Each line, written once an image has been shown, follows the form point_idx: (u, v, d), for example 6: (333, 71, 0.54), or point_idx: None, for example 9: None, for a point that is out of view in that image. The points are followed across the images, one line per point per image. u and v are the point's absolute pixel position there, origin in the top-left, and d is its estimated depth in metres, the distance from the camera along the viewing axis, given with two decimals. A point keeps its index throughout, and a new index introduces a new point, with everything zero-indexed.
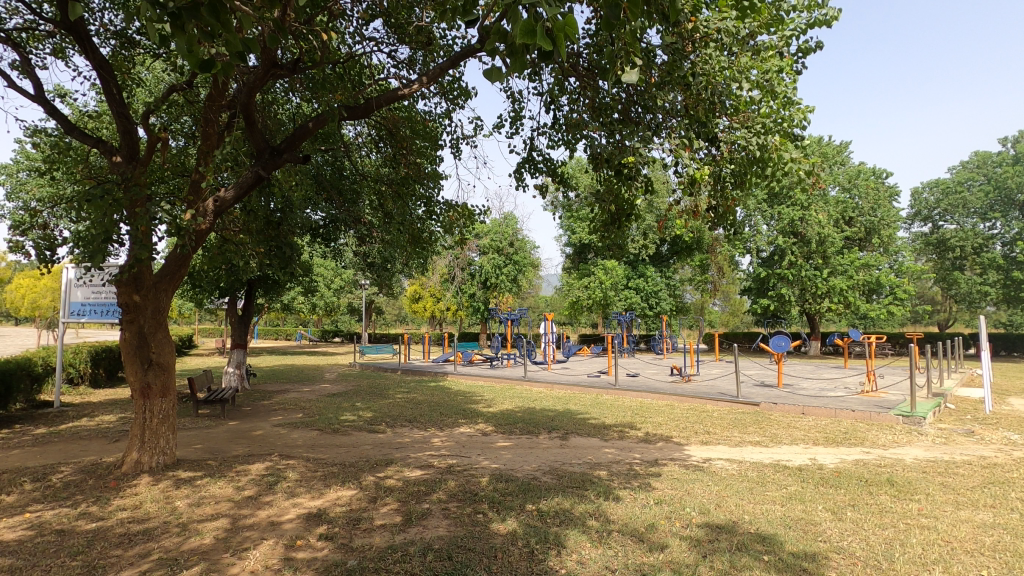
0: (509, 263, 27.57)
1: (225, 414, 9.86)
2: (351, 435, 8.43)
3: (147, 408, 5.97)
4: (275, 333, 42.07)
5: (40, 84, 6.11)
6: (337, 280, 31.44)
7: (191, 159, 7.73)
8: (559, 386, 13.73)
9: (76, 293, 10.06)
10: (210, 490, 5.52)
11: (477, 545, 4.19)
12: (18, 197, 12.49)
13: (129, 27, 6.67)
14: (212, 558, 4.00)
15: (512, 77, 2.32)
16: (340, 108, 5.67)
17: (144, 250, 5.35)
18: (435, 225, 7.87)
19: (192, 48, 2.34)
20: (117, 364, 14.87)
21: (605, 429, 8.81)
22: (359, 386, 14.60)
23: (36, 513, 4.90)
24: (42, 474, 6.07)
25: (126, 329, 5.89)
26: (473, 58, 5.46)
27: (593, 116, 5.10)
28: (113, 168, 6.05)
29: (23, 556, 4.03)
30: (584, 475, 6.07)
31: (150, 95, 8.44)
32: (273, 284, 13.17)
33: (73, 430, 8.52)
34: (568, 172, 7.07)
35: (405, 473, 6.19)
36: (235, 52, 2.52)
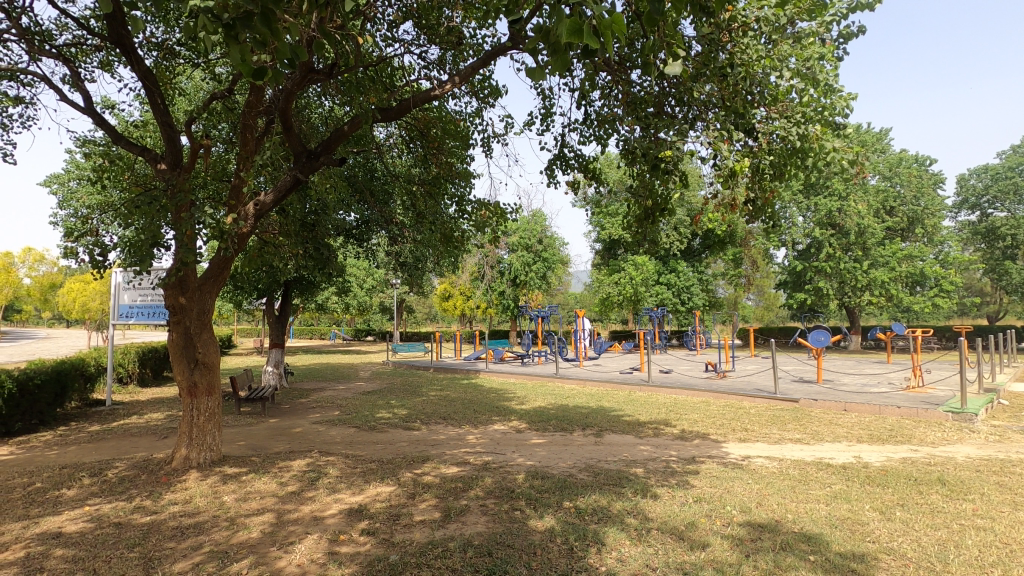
0: (538, 260, 27.52)
1: (266, 412, 10.14)
2: (387, 432, 8.58)
3: (194, 407, 6.19)
4: (310, 333, 43.18)
5: (89, 97, 6.39)
6: (369, 279, 32.00)
7: (230, 165, 7.95)
8: (592, 383, 13.69)
9: (124, 296, 10.42)
10: (255, 486, 5.69)
11: (516, 542, 4.21)
12: (70, 205, 13.11)
13: (170, 39, 6.89)
14: (260, 552, 4.12)
15: (554, 72, 2.29)
16: (374, 110, 5.73)
17: (189, 253, 5.53)
18: (466, 224, 7.87)
19: (244, 58, 2.37)
20: (163, 364, 15.43)
21: (640, 426, 8.73)
22: (392, 383, 14.82)
23: (94, 507, 5.14)
24: (99, 469, 6.36)
25: (174, 330, 6.12)
26: (504, 56, 5.46)
27: (627, 110, 5.06)
28: (158, 175, 6.25)
29: (86, 547, 4.24)
30: (620, 473, 6.03)
31: (190, 103, 8.71)
32: (308, 284, 13.46)
33: (124, 427, 8.88)
34: (599, 167, 6.99)
35: (442, 470, 6.27)
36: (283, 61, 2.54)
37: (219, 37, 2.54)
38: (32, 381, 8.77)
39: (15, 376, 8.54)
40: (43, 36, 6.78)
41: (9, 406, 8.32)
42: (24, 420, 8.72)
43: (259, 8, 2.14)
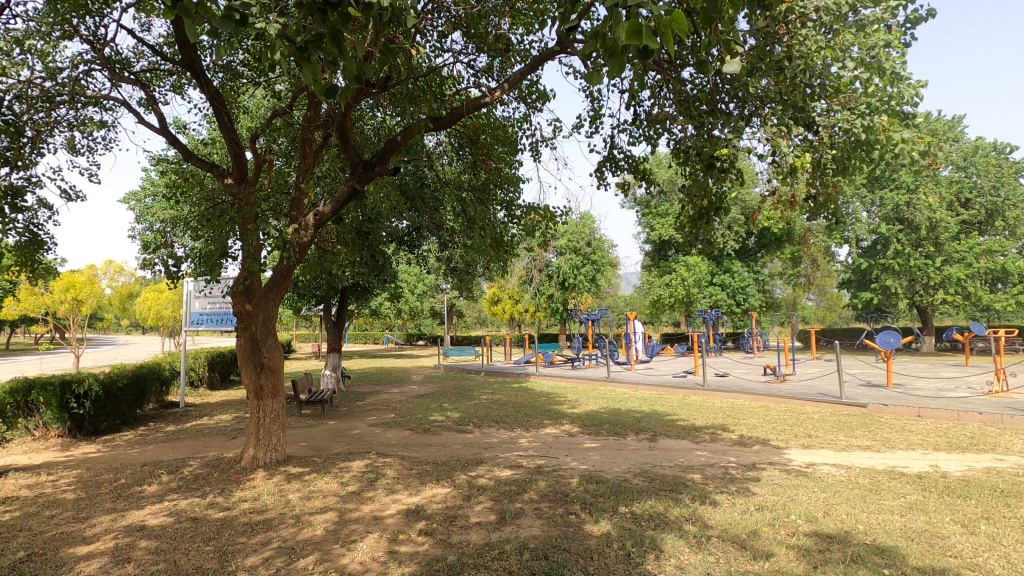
0: (587, 263, 27.37)
1: (325, 415, 10.53)
2: (441, 434, 8.72)
3: (261, 409, 6.49)
4: (364, 338, 44.59)
5: (163, 119, 6.85)
6: (420, 285, 32.74)
7: (290, 177, 8.32)
8: (644, 387, 13.43)
9: (195, 304, 11.12)
10: (318, 485, 5.92)
11: (572, 546, 4.19)
12: (147, 219, 14.03)
13: (234, 60, 7.29)
14: (324, 549, 4.28)
15: (610, 78, 2.30)
16: (426, 119, 5.87)
17: (255, 262, 5.83)
18: (516, 228, 7.93)
19: (315, 77, 2.42)
20: (229, 368, 16.25)
21: (696, 431, 8.51)
22: (445, 387, 15.05)
23: (172, 502, 5.48)
24: (175, 467, 6.77)
25: (242, 336, 6.45)
26: (552, 60, 5.48)
27: (679, 108, 4.96)
28: (226, 189, 6.59)
29: (166, 540, 4.53)
30: (676, 479, 5.90)
31: (252, 120, 9.16)
32: (363, 291, 13.86)
33: (197, 428, 9.41)
34: (649, 167, 6.90)
35: (496, 472, 6.32)
36: (354, 82, 2.62)
37: (289, 60, 2.66)
38: (116, 384, 9.42)
39: (101, 378, 9.21)
40: (122, 64, 7.32)
41: (95, 407, 8.97)
42: (109, 420, 9.38)
43: (328, 29, 2.20)
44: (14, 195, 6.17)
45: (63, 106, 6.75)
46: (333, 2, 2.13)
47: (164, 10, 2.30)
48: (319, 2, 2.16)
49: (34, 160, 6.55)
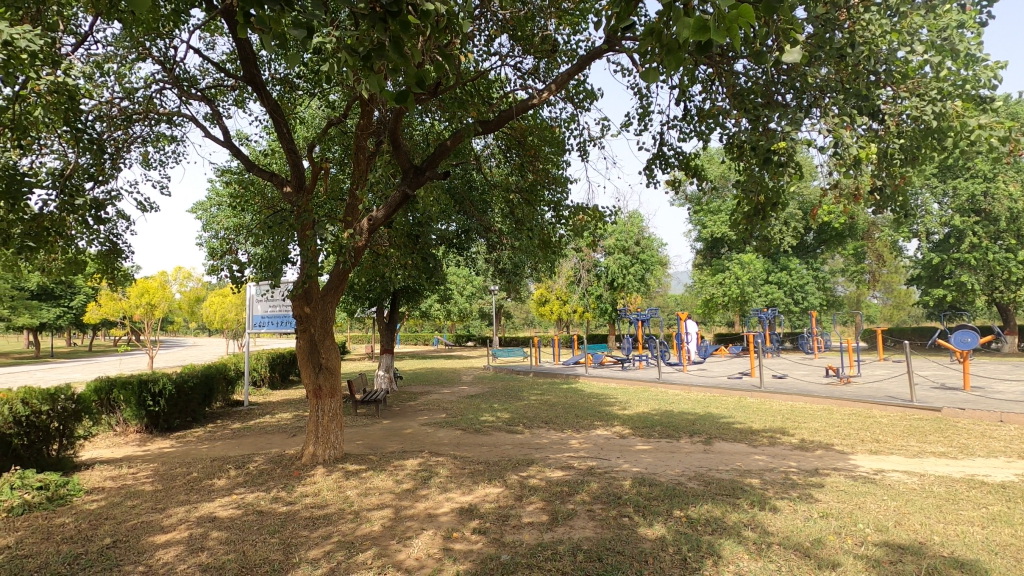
0: (636, 262, 26.98)
1: (379, 414, 10.81)
2: (492, 435, 8.80)
3: (320, 407, 6.75)
4: (415, 339, 45.54)
5: (227, 131, 7.23)
6: (469, 287, 33.17)
7: (344, 184, 8.59)
8: (697, 388, 13.08)
9: (257, 307, 11.66)
10: (374, 482, 6.09)
11: (626, 549, 4.15)
12: (213, 228, 14.84)
13: (291, 73, 7.61)
14: (382, 544, 4.41)
15: (669, 77, 2.29)
16: (475, 123, 5.94)
17: (313, 266, 6.07)
18: (564, 229, 7.93)
19: (381, 88, 2.39)
20: (289, 368, 16.93)
21: (753, 434, 8.23)
22: (494, 388, 15.17)
23: (240, 496, 5.78)
24: (242, 462, 7.13)
25: (301, 337, 6.74)
26: (600, 59, 5.45)
27: (732, 102, 4.82)
28: (285, 197, 6.89)
29: (236, 531, 4.78)
30: (733, 483, 5.73)
31: (308, 130, 9.53)
32: (414, 293, 14.16)
33: (260, 426, 9.86)
34: (700, 163, 6.74)
35: (547, 473, 6.32)
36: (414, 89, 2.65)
37: (352, 71, 2.72)
38: (187, 383, 10.02)
39: (173, 378, 9.82)
40: (190, 81, 7.78)
41: (169, 404, 9.57)
42: (181, 417, 9.99)
43: (390, 36, 2.19)
44: (97, 208, 6.65)
45: (138, 123, 7.22)
46: (393, 10, 2.14)
47: (236, 29, 2.32)
48: (380, 12, 2.18)
49: (114, 175, 7.05)
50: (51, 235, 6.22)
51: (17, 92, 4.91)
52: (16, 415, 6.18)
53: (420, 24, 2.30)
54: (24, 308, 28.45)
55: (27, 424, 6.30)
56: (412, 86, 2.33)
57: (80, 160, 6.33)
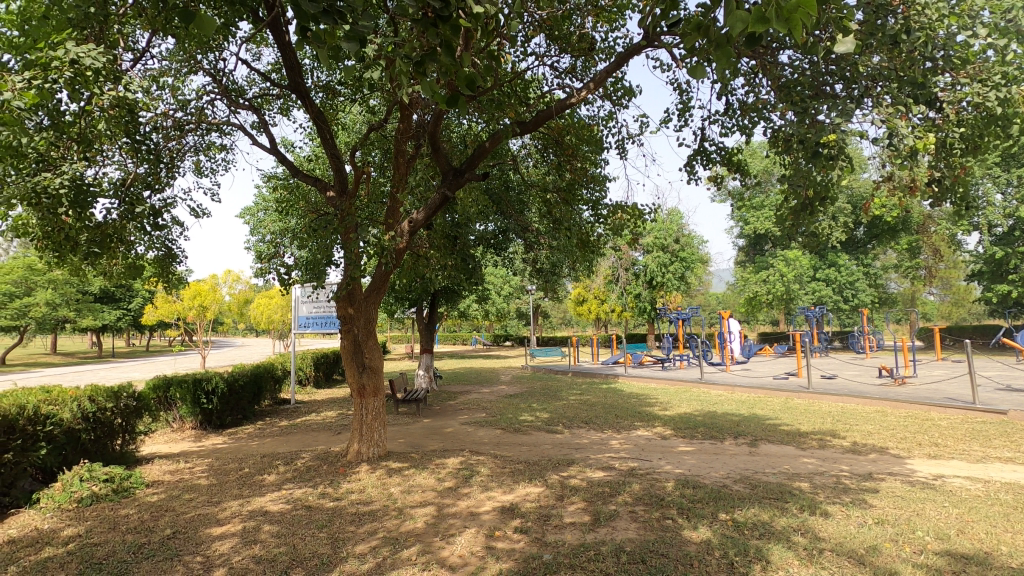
0: (675, 260, 26.56)
1: (420, 412, 10.98)
2: (531, 434, 8.80)
3: (364, 406, 6.90)
4: (454, 339, 46.08)
5: (274, 139, 7.47)
6: (506, 287, 33.32)
7: (385, 187, 8.75)
8: (741, 389, 12.76)
9: (302, 308, 12.01)
10: (417, 480, 6.20)
11: (670, 551, 4.08)
12: (261, 232, 15.37)
13: (333, 80, 7.80)
14: (425, 541, 4.49)
15: (719, 72, 2.27)
16: (513, 124, 5.96)
17: (356, 269, 6.23)
18: (602, 228, 7.88)
19: (433, 93, 2.40)
20: (333, 367, 17.39)
21: (801, 436, 7.98)
22: (532, 387, 15.19)
23: (289, 491, 5.98)
24: (290, 459, 7.37)
25: (345, 337, 6.91)
26: (639, 56, 5.38)
27: (778, 95, 4.69)
28: (329, 201, 7.07)
29: (286, 525, 4.95)
30: (781, 486, 5.56)
31: (350, 135, 9.75)
32: (453, 293, 14.32)
33: (306, 423, 10.17)
34: (744, 158, 6.57)
35: (588, 473, 6.28)
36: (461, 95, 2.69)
37: (403, 78, 2.75)
38: (238, 382, 10.44)
39: (225, 377, 10.24)
40: (238, 91, 8.08)
41: (222, 402, 9.97)
42: (233, 414, 10.40)
43: (442, 39, 2.20)
44: (154, 215, 6.99)
45: (191, 133, 7.55)
46: (444, 14, 2.15)
47: (295, 42, 2.36)
48: (431, 19, 2.20)
49: (169, 183, 7.39)
50: (114, 241, 6.57)
51: (83, 106, 5.22)
52: (85, 410, 6.44)
53: (472, 27, 2.31)
54: (89, 311, 30.12)
55: (93, 420, 6.60)
56: (463, 90, 2.34)
57: (139, 170, 6.67)
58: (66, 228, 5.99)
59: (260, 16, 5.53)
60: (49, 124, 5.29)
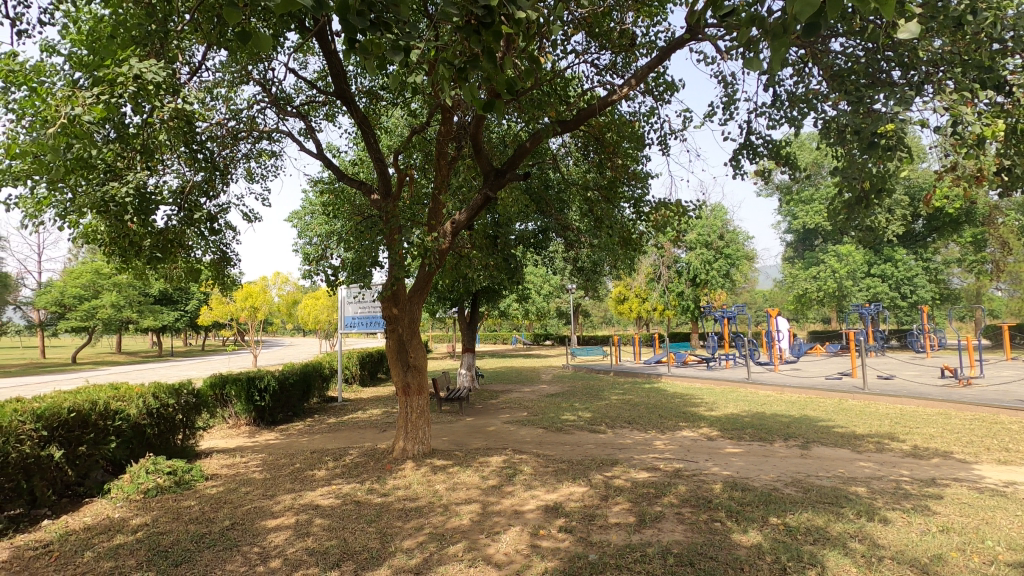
0: (720, 257, 25.96)
1: (463, 411, 11.10)
2: (574, 434, 8.76)
3: (409, 404, 7.03)
4: (494, 338, 46.36)
5: (320, 145, 7.69)
6: (546, 286, 33.32)
7: (426, 189, 8.89)
8: (791, 390, 12.33)
9: (348, 308, 12.33)
10: (461, 477, 6.28)
11: (719, 555, 4.00)
12: (308, 235, 15.84)
13: (376, 85, 7.97)
14: (471, 538, 4.55)
15: (775, 62, 2.22)
16: (554, 123, 5.95)
17: (401, 270, 6.35)
18: (645, 225, 7.77)
19: (475, 98, 2.43)
20: (377, 366, 17.77)
21: (856, 439, 7.66)
22: (574, 387, 15.09)
23: (338, 486, 6.16)
24: (339, 455, 7.59)
25: (390, 337, 7.06)
26: (682, 50, 5.29)
27: (830, 85, 4.52)
28: (373, 204, 7.22)
29: (337, 519, 5.11)
30: (836, 491, 5.36)
31: (392, 139, 9.95)
32: (494, 293, 14.40)
33: (353, 421, 10.45)
34: (792, 151, 6.36)
35: (632, 474, 6.22)
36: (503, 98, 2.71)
37: (445, 84, 2.79)
38: (288, 380, 10.83)
39: (276, 375, 10.65)
40: (287, 99, 8.36)
41: (273, 400, 10.35)
42: (284, 411, 10.79)
43: (485, 45, 2.22)
44: (210, 220, 7.32)
45: (243, 141, 7.86)
46: (486, 20, 2.18)
47: (345, 53, 2.44)
48: (474, 25, 2.24)
49: (224, 190, 7.72)
50: (174, 247, 6.93)
51: (146, 119, 5.52)
52: (150, 406, 6.81)
53: (514, 32, 2.33)
54: (150, 312, 31.69)
55: (157, 415, 6.97)
56: (504, 93, 2.36)
57: (196, 179, 6.99)
58: (132, 234, 6.36)
59: (307, 26, 5.70)
60: (115, 137, 5.62)
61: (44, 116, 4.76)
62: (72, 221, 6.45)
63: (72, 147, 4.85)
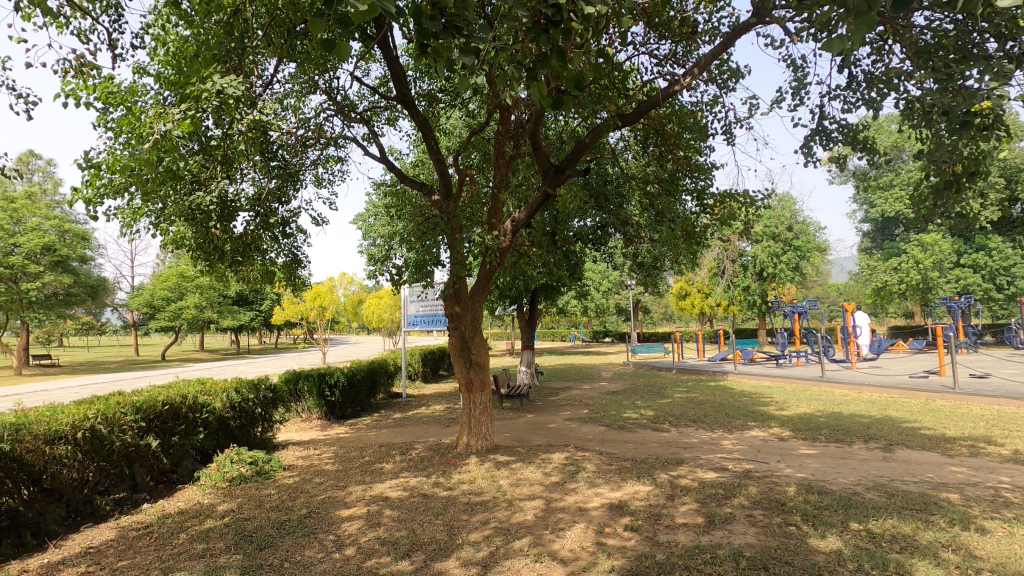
0: (789, 250, 24.82)
1: (523, 408, 11.17)
2: (636, 432, 8.62)
3: (472, 400, 7.16)
4: (553, 335, 46.35)
5: (384, 148, 7.95)
6: (605, 282, 32.95)
7: (485, 188, 8.99)
8: (870, 389, 11.63)
9: (411, 307, 12.69)
10: (524, 474, 6.33)
11: (795, 559, 3.84)
12: (371, 236, 16.41)
13: (435, 88, 8.13)
14: (536, 533, 4.58)
15: (857, 42, 2.13)
16: (615, 117, 5.89)
17: (463, 269, 6.47)
18: (709, 218, 7.54)
19: (542, 95, 2.43)
20: (439, 363, 18.16)
21: (947, 442, 7.13)
22: (635, 384, 14.84)
23: (405, 479, 6.36)
24: (405, 449, 7.84)
25: (453, 335, 7.22)
26: (748, 34, 5.09)
27: (915, 63, 4.22)
28: (435, 205, 7.36)
29: (405, 510, 5.28)
30: (925, 497, 5.00)
31: (451, 140, 10.13)
32: (553, 290, 14.39)
33: (417, 416, 10.75)
34: (870, 134, 5.99)
35: (699, 474, 6.05)
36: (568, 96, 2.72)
37: (508, 85, 2.82)
38: (355, 376, 11.31)
39: (345, 372, 11.13)
40: (351, 106, 8.68)
41: (342, 395, 10.84)
42: (352, 406, 11.28)
43: (553, 44, 2.24)
44: (284, 225, 7.73)
45: (312, 148, 8.23)
46: (556, 19, 2.19)
47: (415, 59, 2.50)
48: (542, 24, 2.25)
49: (295, 196, 8.12)
50: (252, 250, 7.35)
51: (226, 131, 5.88)
52: (232, 400, 7.28)
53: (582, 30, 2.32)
54: (229, 312, 33.79)
55: (239, 409, 7.45)
56: (571, 90, 2.37)
57: (271, 186, 7.40)
58: (215, 239, 6.81)
59: (370, 34, 5.92)
60: (199, 149, 6.03)
61: (140, 133, 5.18)
62: (162, 228, 6.97)
63: (164, 159, 5.24)
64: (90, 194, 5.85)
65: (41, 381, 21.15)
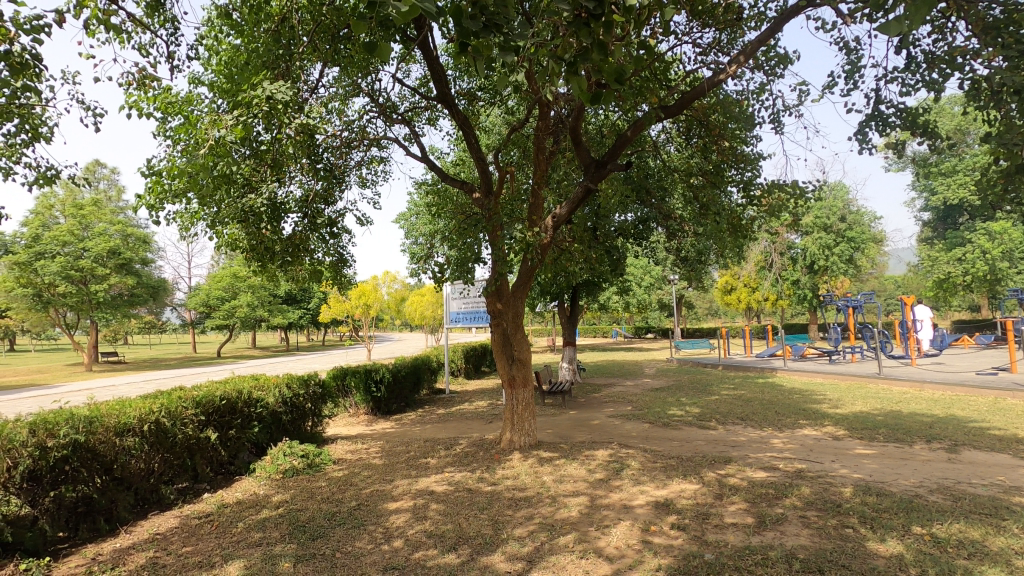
0: (841, 241, 23.81)
1: (566, 404, 11.15)
2: (682, 430, 8.48)
3: (515, 396, 7.18)
4: (595, 332, 46.03)
5: (425, 147, 8.06)
6: (647, 277, 32.45)
7: (525, 184, 8.99)
8: (932, 386, 11.06)
9: (453, 304, 12.84)
10: (568, 470, 6.32)
11: (852, 563, 3.70)
12: (414, 235, 16.66)
13: (475, 85, 8.17)
14: (581, 530, 4.57)
15: (916, 22, 2.02)
16: (657, 109, 5.78)
17: (504, 265, 6.50)
18: (756, 210, 7.31)
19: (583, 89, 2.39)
20: (481, 359, 18.31)
21: (1018, 443, 6.70)
22: (679, 381, 14.57)
23: (450, 474, 6.45)
24: (449, 444, 7.95)
25: (496, 331, 7.26)
26: (797, 17, 4.90)
27: (981, 40, 3.97)
28: (475, 202, 7.41)
29: (451, 505, 5.36)
30: (995, 501, 4.72)
31: (491, 137, 10.19)
32: (594, 285, 14.27)
33: (461, 412, 10.89)
34: (930, 118, 5.68)
35: (748, 473, 5.90)
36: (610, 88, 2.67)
37: (549, 79, 2.79)
38: (400, 372, 11.53)
39: (390, 368, 11.38)
40: (393, 107, 8.84)
41: (387, 391, 11.07)
42: (397, 402, 11.52)
43: (593, 38, 2.22)
44: (330, 225, 7.96)
45: (356, 150, 8.42)
46: (597, 11, 2.16)
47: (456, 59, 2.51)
48: (584, 17, 2.23)
49: (340, 197, 8.33)
50: (300, 251, 7.58)
51: (275, 135, 6.09)
52: (284, 396, 7.54)
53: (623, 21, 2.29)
54: (279, 311, 35.03)
55: (291, 404, 7.71)
56: (612, 83, 2.34)
57: (317, 188, 7.61)
58: (266, 241, 7.07)
59: (411, 36, 6.02)
60: (250, 154, 6.27)
61: (196, 139, 5.43)
62: (217, 231, 7.28)
63: (218, 164, 5.46)
64: (152, 200, 6.18)
65: (106, 376, 22.43)
